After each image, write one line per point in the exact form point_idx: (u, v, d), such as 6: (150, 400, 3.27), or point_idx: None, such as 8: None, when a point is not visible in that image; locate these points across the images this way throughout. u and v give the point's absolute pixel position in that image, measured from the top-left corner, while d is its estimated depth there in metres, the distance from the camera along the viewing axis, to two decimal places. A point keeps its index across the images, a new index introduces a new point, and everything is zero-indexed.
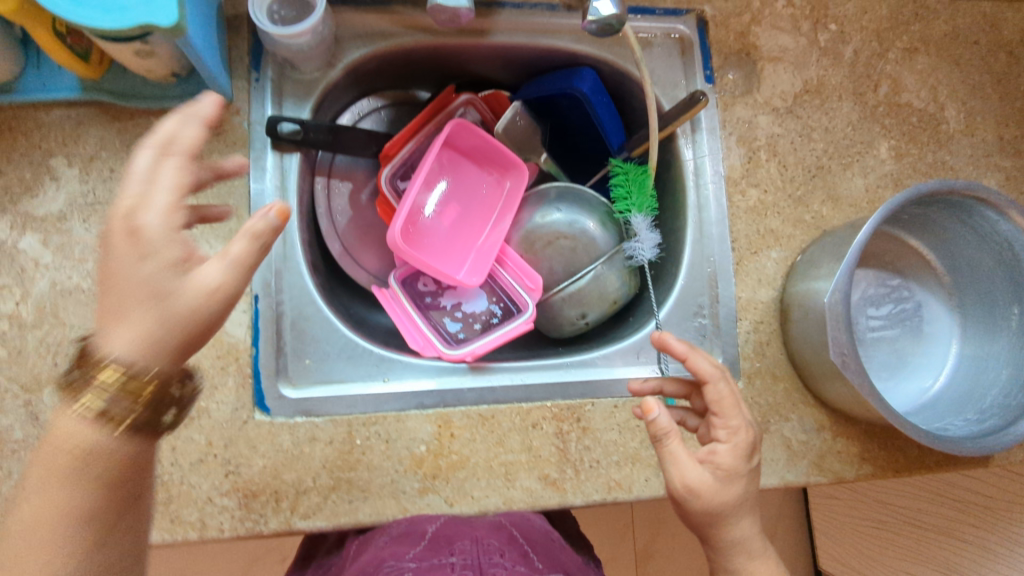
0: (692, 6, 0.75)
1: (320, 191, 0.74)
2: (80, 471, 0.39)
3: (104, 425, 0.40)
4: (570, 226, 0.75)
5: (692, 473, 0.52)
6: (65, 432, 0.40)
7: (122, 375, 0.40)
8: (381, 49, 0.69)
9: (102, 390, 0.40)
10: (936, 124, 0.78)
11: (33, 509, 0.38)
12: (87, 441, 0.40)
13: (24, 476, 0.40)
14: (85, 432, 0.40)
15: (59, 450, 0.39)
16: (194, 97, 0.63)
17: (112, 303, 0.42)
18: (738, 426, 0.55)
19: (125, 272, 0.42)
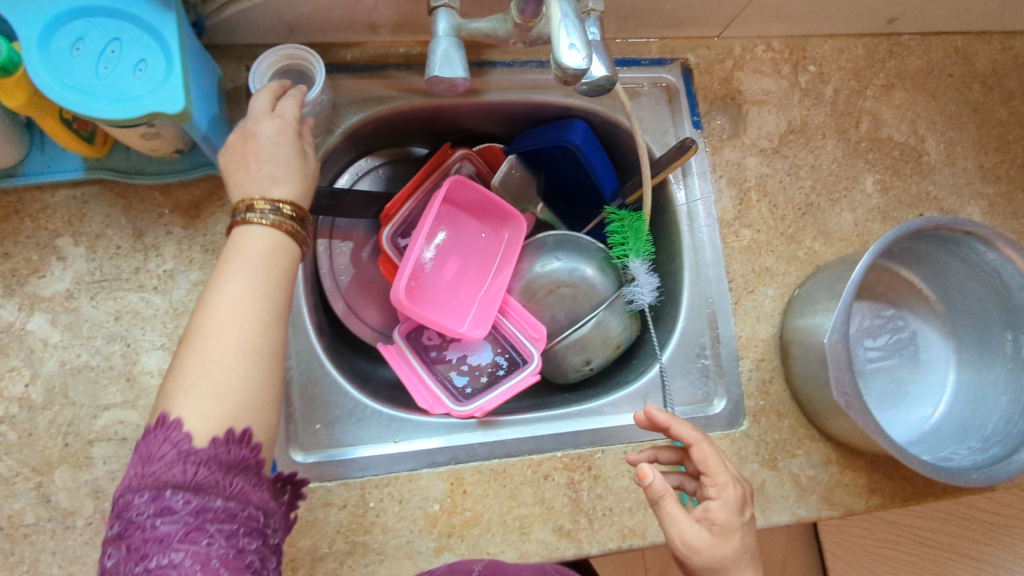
0: (676, 56, 0.78)
1: (322, 253, 0.76)
2: (268, 265, 0.48)
3: (273, 228, 0.50)
4: (570, 274, 0.77)
5: (690, 530, 0.51)
6: (251, 240, 0.48)
7: (289, 206, 0.51)
8: (378, 112, 0.71)
9: (274, 215, 0.50)
10: (918, 156, 0.81)
11: (232, 299, 0.45)
12: (268, 254, 0.48)
13: (211, 284, 0.46)
14: (267, 238, 0.49)
15: (256, 261, 0.47)
16: (197, 170, 0.64)
17: (262, 172, 0.51)
18: (729, 482, 0.54)
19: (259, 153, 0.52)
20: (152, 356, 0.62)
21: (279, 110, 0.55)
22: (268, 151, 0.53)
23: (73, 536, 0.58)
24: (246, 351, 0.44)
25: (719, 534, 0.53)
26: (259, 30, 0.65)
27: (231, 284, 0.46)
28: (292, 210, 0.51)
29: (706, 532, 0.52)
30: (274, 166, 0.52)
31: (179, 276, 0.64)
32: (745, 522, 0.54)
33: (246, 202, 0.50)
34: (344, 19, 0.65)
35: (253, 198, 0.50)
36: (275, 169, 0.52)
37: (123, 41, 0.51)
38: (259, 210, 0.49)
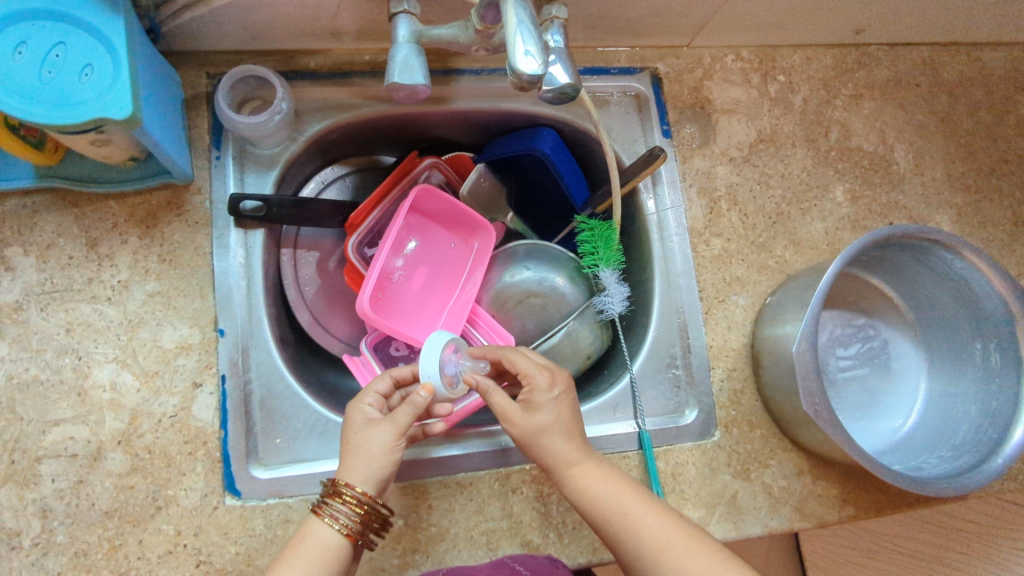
0: (645, 64, 0.78)
1: (286, 263, 0.74)
2: (314, 569, 0.49)
3: (335, 532, 0.51)
4: (540, 284, 0.76)
5: (506, 409, 0.57)
6: (315, 532, 0.52)
7: (355, 500, 0.52)
8: (342, 120, 0.71)
9: (341, 514, 0.52)
10: (886, 165, 0.81)
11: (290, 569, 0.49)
12: (323, 558, 0.50)
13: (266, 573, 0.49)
14: (326, 535, 0.51)
15: (311, 547, 0.51)
16: (153, 178, 0.62)
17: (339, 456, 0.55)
18: (536, 368, 0.59)
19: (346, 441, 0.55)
20: (105, 369, 0.60)
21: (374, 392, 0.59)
22: (362, 435, 0.55)
23: (19, 557, 0.56)
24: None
25: (534, 408, 0.57)
26: (220, 36, 0.64)
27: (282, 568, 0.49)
28: (367, 501, 0.52)
29: (518, 412, 0.57)
30: (351, 454, 0.54)
31: (135, 287, 0.62)
32: (558, 395, 0.58)
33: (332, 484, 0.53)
34: (307, 25, 0.65)
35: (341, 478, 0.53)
36: (355, 440, 0.55)
37: (69, 45, 0.49)
38: (332, 504, 0.52)
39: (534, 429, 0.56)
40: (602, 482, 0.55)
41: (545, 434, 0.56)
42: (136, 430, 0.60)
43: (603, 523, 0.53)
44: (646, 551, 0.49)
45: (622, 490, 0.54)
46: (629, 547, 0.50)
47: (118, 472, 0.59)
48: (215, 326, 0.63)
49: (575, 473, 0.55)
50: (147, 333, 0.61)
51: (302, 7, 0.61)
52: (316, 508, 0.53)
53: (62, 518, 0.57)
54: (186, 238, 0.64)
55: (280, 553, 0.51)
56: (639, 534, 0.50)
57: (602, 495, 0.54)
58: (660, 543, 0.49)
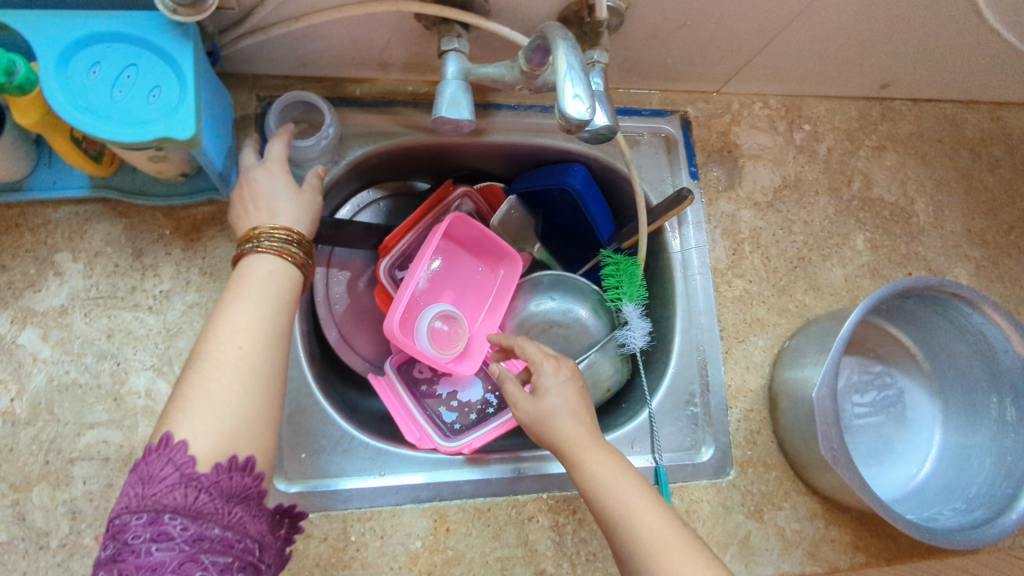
0: (676, 108, 0.80)
1: (319, 281, 0.77)
2: (266, 291, 0.50)
3: (277, 259, 0.53)
4: (564, 314, 0.79)
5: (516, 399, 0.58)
6: (254, 268, 0.52)
7: (288, 233, 0.54)
8: (382, 147, 0.73)
9: (277, 246, 0.53)
10: (907, 217, 0.83)
11: (240, 319, 0.48)
12: (277, 281, 0.52)
13: (215, 312, 0.49)
14: (270, 262, 0.52)
15: (252, 287, 0.50)
16: (200, 194, 0.65)
17: (263, 205, 0.58)
18: (545, 357, 0.60)
19: (264, 193, 0.59)
20: (142, 376, 0.62)
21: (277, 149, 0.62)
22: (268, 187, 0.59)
23: (46, 557, 0.57)
24: (251, 363, 0.47)
25: (540, 395, 0.57)
26: (273, 62, 0.67)
27: (241, 298, 0.49)
28: (295, 238, 0.55)
29: (530, 400, 0.57)
30: (280, 203, 0.58)
31: (175, 298, 0.64)
32: (566, 379, 0.58)
33: (257, 232, 0.53)
34: (357, 55, 0.67)
35: (261, 225, 0.54)
36: (278, 193, 0.59)
37: (139, 67, 0.52)
38: (262, 240, 0.53)
39: (545, 416, 0.56)
40: (615, 470, 0.52)
41: (555, 421, 0.56)
42: None
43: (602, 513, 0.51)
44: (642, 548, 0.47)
45: (631, 485, 0.51)
46: (625, 544, 0.48)
47: None
48: None
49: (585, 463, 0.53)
50: (184, 342, 0.63)
51: (355, 39, 0.64)
52: (246, 249, 0.53)
53: (90, 520, 0.58)
54: (227, 252, 0.66)
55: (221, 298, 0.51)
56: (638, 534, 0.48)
57: (608, 486, 0.51)
58: (658, 545, 0.47)
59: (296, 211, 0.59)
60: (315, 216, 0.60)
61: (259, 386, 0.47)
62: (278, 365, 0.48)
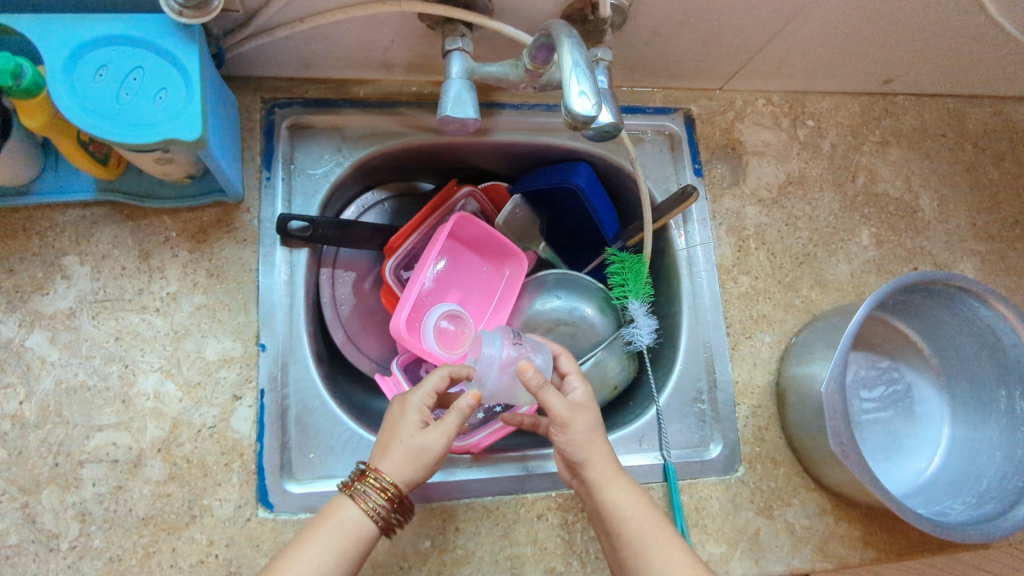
0: (679, 105, 0.80)
1: (324, 282, 0.75)
2: (332, 550, 0.52)
3: (364, 514, 0.54)
4: (570, 313, 0.78)
5: (565, 408, 0.57)
6: (338, 512, 0.54)
7: (383, 484, 0.54)
8: (387, 147, 0.73)
9: (367, 496, 0.54)
10: (912, 212, 0.82)
11: (304, 560, 0.51)
12: (349, 541, 0.53)
13: (303, 534, 0.53)
14: (354, 519, 0.54)
15: (329, 529, 0.53)
16: (206, 197, 0.65)
17: (382, 443, 0.57)
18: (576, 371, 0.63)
19: (391, 429, 0.58)
20: (150, 378, 0.62)
21: (426, 381, 0.60)
22: (409, 435, 0.57)
23: (56, 559, 0.57)
24: None
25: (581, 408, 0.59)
26: (277, 64, 0.67)
27: (309, 543, 0.52)
28: (396, 492, 0.55)
29: (581, 411, 0.58)
30: (397, 449, 0.56)
31: (183, 299, 0.64)
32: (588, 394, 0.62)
33: (363, 469, 0.56)
34: (361, 56, 0.68)
35: (373, 465, 0.56)
36: (404, 435, 0.57)
37: (146, 70, 0.52)
38: (362, 487, 0.55)
39: (589, 433, 0.58)
40: (633, 499, 0.57)
41: (594, 439, 0.58)
42: (176, 439, 0.61)
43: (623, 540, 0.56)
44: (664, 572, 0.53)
45: (650, 518, 0.56)
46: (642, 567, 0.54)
47: (156, 479, 0.60)
48: (257, 341, 0.65)
49: (609, 484, 0.57)
50: (192, 344, 0.63)
51: (358, 40, 0.65)
52: (346, 487, 0.55)
53: (100, 522, 0.58)
54: (234, 254, 0.66)
55: (313, 521, 0.54)
56: (666, 561, 0.53)
57: (629, 515, 0.56)
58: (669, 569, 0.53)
59: (412, 467, 0.56)
60: (428, 468, 0.56)
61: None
62: None
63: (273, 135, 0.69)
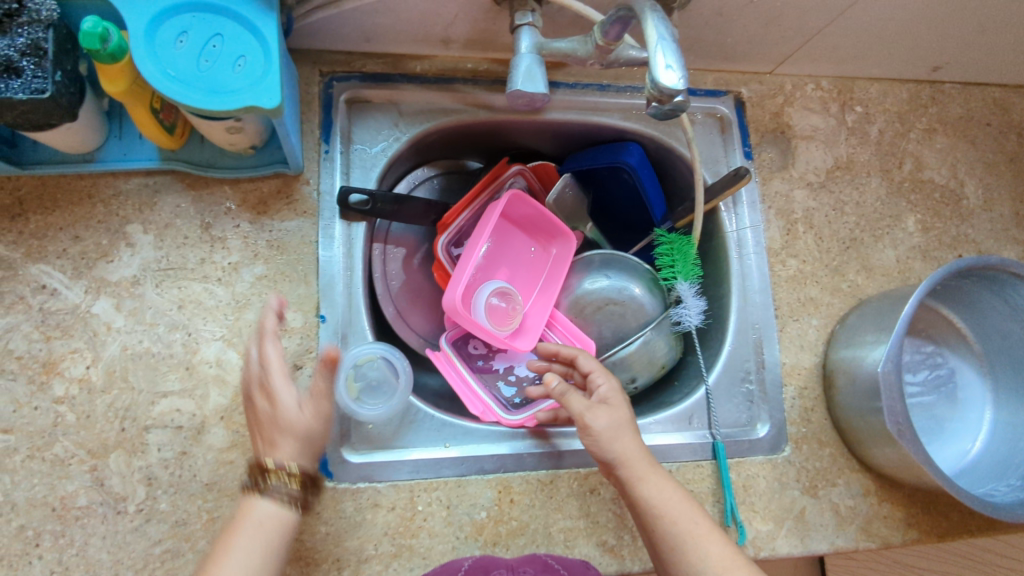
0: (730, 88, 0.80)
1: (376, 257, 0.76)
2: (260, 550, 0.50)
3: (282, 505, 0.52)
4: (619, 292, 0.78)
5: (585, 408, 0.58)
6: (253, 511, 0.52)
7: (289, 470, 0.53)
8: (441, 123, 0.74)
9: (279, 489, 0.52)
10: (957, 199, 0.83)
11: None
12: (272, 534, 0.51)
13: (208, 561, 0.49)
14: (271, 513, 0.52)
15: (244, 532, 0.51)
16: (268, 167, 0.65)
17: (269, 434, 0.54)
18: (597, 368, 0.62)
19: (272, 418, 0.54)
20: (212, 346, 0.63)
21: (271, 362, 0.55)
22: (290, 410, 0.54)
23: (123, 522, 0.58)
24: None
25: (611, 407, 0.59)
26: (338, 36, 0.68)
27: (232, 549, 0.49)
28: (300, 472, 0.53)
29: (601, 408, 0.58)
30: (284, 438, 0.54)
31: (244, 270, 0.65)
32: (613, 392, 0.60)
33: (258, 465, 0.53)
34: (421, 32, 0.68)
35: (261, 458, 0.53)
36: (288, 419, 0.54)
37: (224, 36, 0.53)
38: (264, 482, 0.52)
39: (614, 428, 0.58)
40: (664, 489, 0.56)
41: (622, 434, 0.58)
42: (238, 408, 0.62)
43: (659, 531, 0.55)
44: (703, 567, 0.52)
45: (682, 504, 0.56)
46: (690, 554, 0.53)
47: (220, 446, 0.61)
48: (318, 312, 0.65)
49: (642, 481, 0.56)
50: (253, 314, 0.64)
51: (422, 14, 0.65)
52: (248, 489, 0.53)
53: (166, 487, 0.59)
54: (294, 225, 0.66)
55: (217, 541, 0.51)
56: (706, 546, 0.53)
57: (662, 503, 0.55)
58: (711, 556, 0.53)
59: (304, 442, 0.54)
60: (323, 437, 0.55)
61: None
62: None
63: (332, 108, 0.69)
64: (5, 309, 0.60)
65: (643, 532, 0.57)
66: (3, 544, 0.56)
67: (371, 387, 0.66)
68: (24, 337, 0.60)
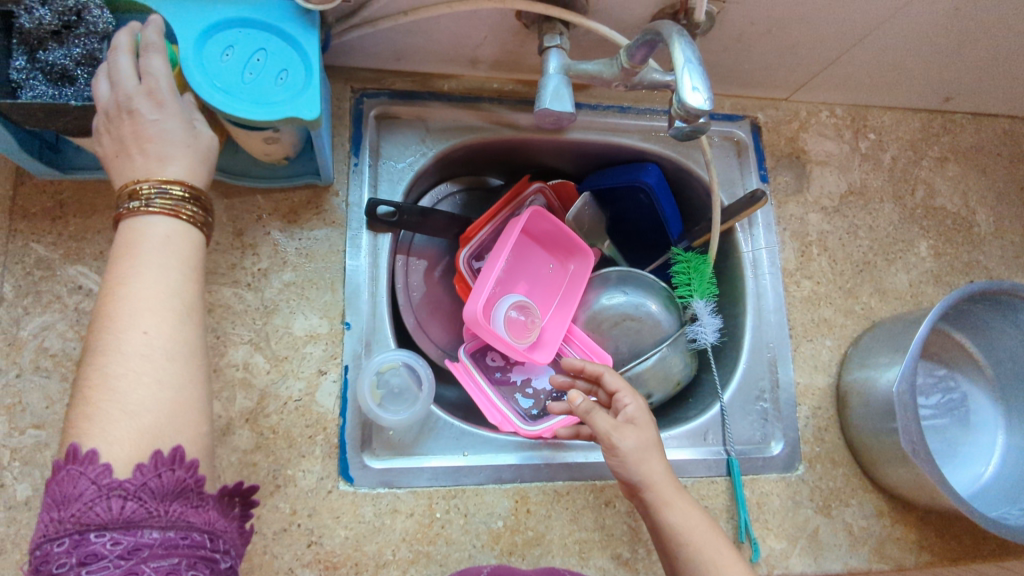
0: (746, 113, 0.82)
1: (399, 268, 0.78)
2: (167, 256, 0.49)
3: (179, 222, 0.50)
4: (636, 309, 0.79)
5: (611, 428, 0.58)
6: (146, 231, 0.49)
7: (184, 187, 0.51)
8: (466, 140, 0.76)
9: (172, 203, 0.50)
10: (968, 226, 0.84)
11: (147, 281, 0.47)
12: (178, 246, 0.50)
13: (109, 280, 0.47)
14: (168, 232, 0.50)
15: (146, 249, 0.48)
16: (300, 178, 0.67)
17: (155, 151, 0.51)
18: (625, 387, 0.63)
19: (157, 131, 0.51)
20: (240, 350, 0.64)
21: (158, 69, 0.51)
22: (175, 125, 0.51)
23: None
24: (157, 348, 0.46)
25: (637, 427, 0.59)
26: (371, 55, 0.70)
27: (141, 267, 0.48)
28: (190, 193, 0.51)
29: (628, 428, 0.59)
30: (174, 148, 0.51)
31: (273, 276, 0.66)
32: (639, 416, 0.60)
33: (138, 187, 0.49)
34: (451, 52, 0.71)
35: (142, 178, 0.50)
36: (175, 134, 0.51)
37: (268, 51, 0.55)
38: (148, 200, 0.49)
39: (641, 449, 0.58)
40: (690, 516, 0.56)
41: (648, 456, 0.58)
42: (263, 410, 0.63)
43: (683, 559, 0.55)
44: None
45: (707, 532, 0.55)
46: None
47: (244, 448, 0.62)
48: (343, 319, 0.67)
49: (667, 506, 0.56)
50: (280, 319, 0.66)
51: (454, 35, 0.67)
52: (134, 208, 0.49)
53: None
54: (323, 235, 0.68)
55: (111, 263, 0.48)
56: None
57: (686, 530, 0.55)
58: None
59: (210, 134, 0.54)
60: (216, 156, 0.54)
61: (186, 325, 0.48)
62: (188, 343, 0.48)
63: (361, 123, 0.72)
64: (42, 307, 0.62)
65: (667, 558, 0.57)
66: (30, 538, 0.57)
67: (394, 394, 0.68)
68: (59, 335, 0.62)
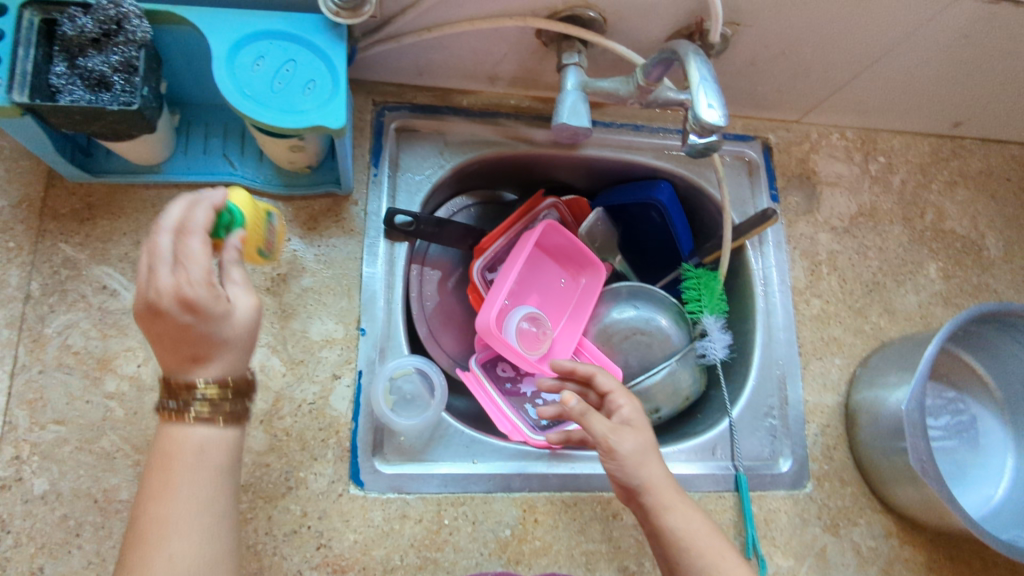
0: (758, 134, 0.84)
1: (414, 277, 0.80)
2: (203, 469, 0.48)
3: (214, 425, 0.49)
4: (646, 323, 0.81)
5: (609, 431, 0.59)
6: (187, 442, 0.48)
7: (223, 386, 0.49)
8: (484, 154, 0.78)
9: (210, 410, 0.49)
10: (978, 250, 0.85)
11: (185, 500, 0.46)
12: (217, 455, 0.49)
13: (147, 496, 0.47)
14: (195, 438, 0.49)
15: (184, 461, 0.48)
16: (321, 187, 0.69)
17: (191, 351, 0.49)
18: (619, 389, 0.63)
19: (197, 333, 0.48)
20: (257, 352, 0.65)
21: (194, 253, 0.48)
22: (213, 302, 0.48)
23: None
24: (194, 563, 0.45)
25: (633, 429, 0.60)
26: (393, 69, 0.72)
27: (175, 484, 0.47)
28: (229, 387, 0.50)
29: (626, 430, 0.59)
30: (211, 352, 0.49)
31: (291, 281, 0.68)
32: (635, 420, 0.61)
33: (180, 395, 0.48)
34: (471, 68, 0.73)
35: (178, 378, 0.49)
36: (217, 330, 0.49)
37: (298, 62, 0.57)
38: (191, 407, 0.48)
39: (639, 453, 0.58)
40: (690, 519, 0.57)
41: (647, 459, 0.58)
42: (277, 412, 0.64)
43: (685, 562, 0.55)
44: None
45: (709, 534, 0.56)
46: None
47: (258, 449, 0.63)
48: (358, 325, 0.68)
49: (669, 510, 0.57)
50: (297, 323, 0.67)
51: (475, 52, 0.69)
52: (172, 413, 0.48)
53: None
54: (341, 242, 0.70)
55: (149, 475, 0.47)
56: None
57: (688, 533, 0.56)
58: None
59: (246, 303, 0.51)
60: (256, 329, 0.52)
61: (220, 537, 0.47)
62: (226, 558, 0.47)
63: (382, 135, 0.74)
64: (67, 306, 0.63)
65: (664, 561, 0.57)
66: (45, 532, 0.58)
67: (406, 399, 0.69)
68: (81, 333, 0.63)
